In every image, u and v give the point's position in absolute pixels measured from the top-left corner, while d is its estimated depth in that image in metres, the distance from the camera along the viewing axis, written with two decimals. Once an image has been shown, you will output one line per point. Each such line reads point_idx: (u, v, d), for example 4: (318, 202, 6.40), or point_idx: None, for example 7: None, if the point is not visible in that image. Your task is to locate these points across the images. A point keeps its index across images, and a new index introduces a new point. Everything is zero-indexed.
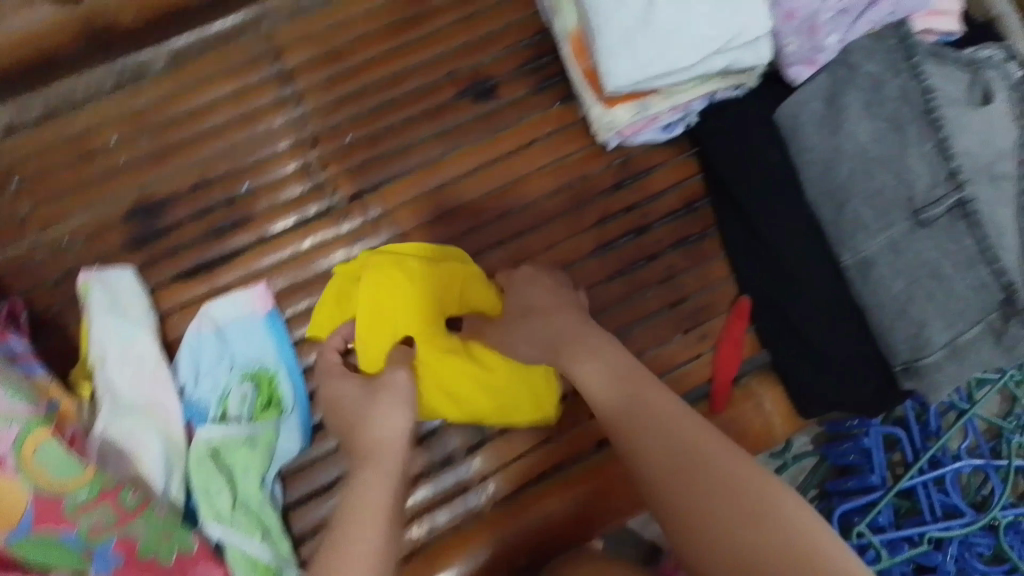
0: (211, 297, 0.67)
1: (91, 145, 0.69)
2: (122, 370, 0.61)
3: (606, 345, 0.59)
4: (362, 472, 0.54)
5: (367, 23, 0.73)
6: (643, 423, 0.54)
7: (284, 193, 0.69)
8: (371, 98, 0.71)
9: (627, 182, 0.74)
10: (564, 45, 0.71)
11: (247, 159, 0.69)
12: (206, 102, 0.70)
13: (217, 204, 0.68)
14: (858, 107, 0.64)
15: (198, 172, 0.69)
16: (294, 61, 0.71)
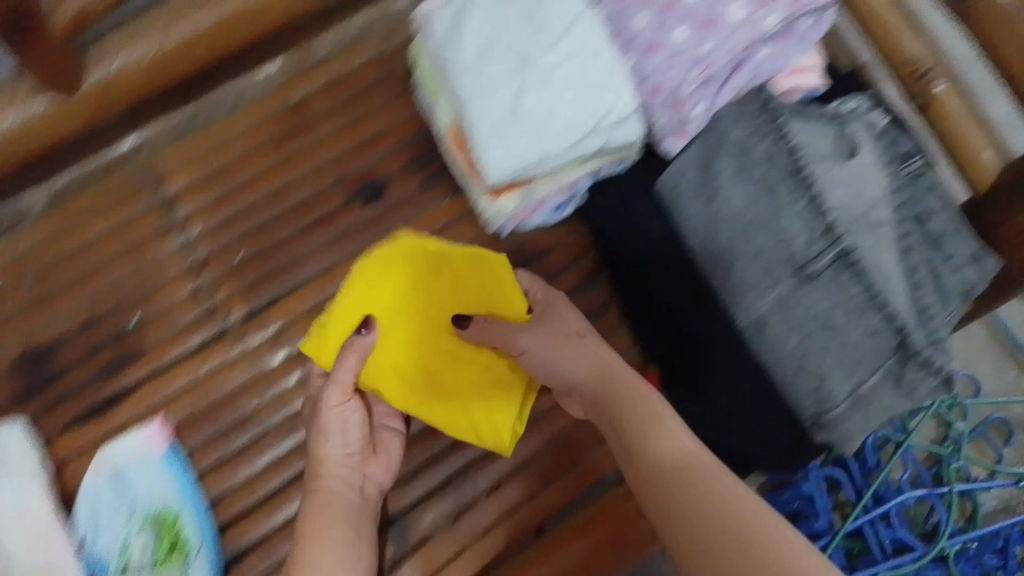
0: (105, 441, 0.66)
1: None
2: (14, 537, 0.62)
3: (631, 381, 0.60)
4: (324, 507, 0.58)
5: (248, 140, 0.73)
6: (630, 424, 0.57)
7: (177, 320, 0.69)
8: (258, 214, 0.71)
9: (527, 265, 0.75)
10: (443, 140, 0.72)
11: (137, 292, 0.70)
12: (90, 240, 0.70)
13: (106, 341, 0.69)
14: (729, 173, 0.65)
15: (88, 309, 0.69)
16: (177, 187, 0.72)
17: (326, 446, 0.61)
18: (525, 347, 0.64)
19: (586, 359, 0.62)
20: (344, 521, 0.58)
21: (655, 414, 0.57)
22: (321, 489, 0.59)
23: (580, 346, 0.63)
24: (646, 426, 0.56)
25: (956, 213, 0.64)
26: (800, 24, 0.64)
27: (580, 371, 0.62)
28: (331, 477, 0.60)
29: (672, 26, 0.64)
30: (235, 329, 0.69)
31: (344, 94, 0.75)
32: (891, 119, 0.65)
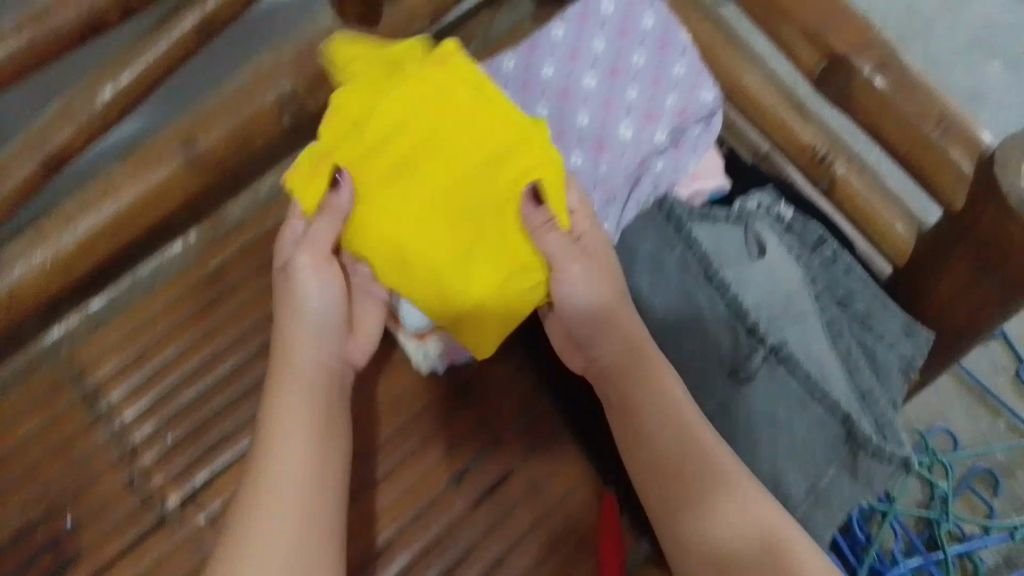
0: None
1: None
2: None
3: (659, 369, 0.58)
4: (289, 412, 0.55)
5: (169, 317, 0.72)
6: (664, 445, 0.56)
7: (111, 515, 0.66)
8: (186, 392, 0.70)
9: (462, 404, 0.73)
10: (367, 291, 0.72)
11: (67, 491, 0.67)
12: (16, 444, 0.68)
13: (40, 549, 0.65)
14: (647, 286, 0.66)
15: (17, 520, 0.66)
16: (101, 376, 0.70)
17: (303, 343, 0.58)
18: (568, 291, 0.58)
19: (620, 331, 0.59)
20: (310, 429, 0.55)
21: (701, 444, 0.56)
22: (290, 390, 0.56)
23: (614, 321, 0.59)
24: (691, 464, 0.55)
25: (877, 289, 0.65)
26: (690, 132, 0.69)
27: (615, 343, 0.59)
28: (304, 378, 0.57)
29: (567, 154, 0.68)
30: (174, 514, 0.67)
31: (262, 256, 0.75)
32: (794, 212, 0.68)
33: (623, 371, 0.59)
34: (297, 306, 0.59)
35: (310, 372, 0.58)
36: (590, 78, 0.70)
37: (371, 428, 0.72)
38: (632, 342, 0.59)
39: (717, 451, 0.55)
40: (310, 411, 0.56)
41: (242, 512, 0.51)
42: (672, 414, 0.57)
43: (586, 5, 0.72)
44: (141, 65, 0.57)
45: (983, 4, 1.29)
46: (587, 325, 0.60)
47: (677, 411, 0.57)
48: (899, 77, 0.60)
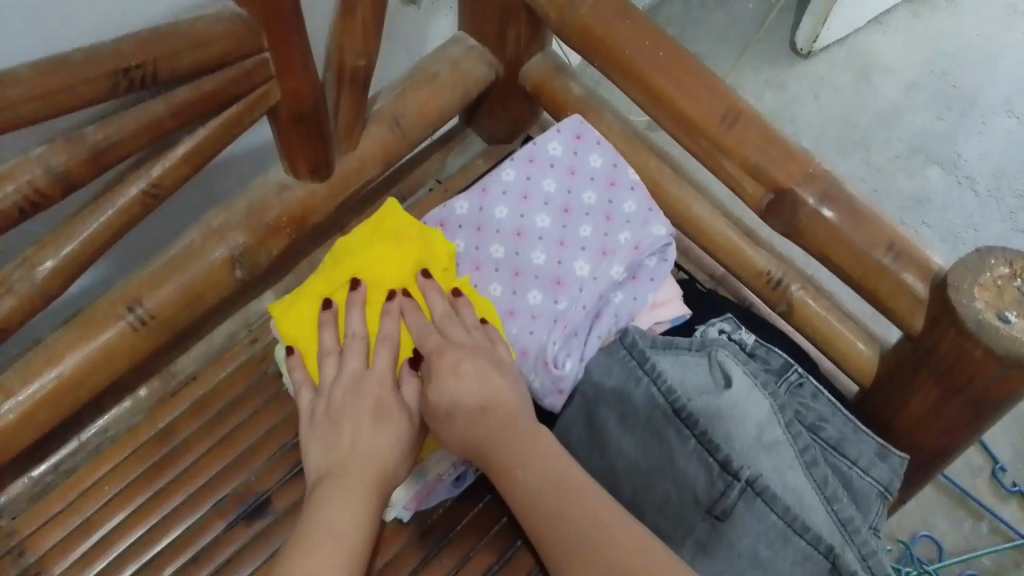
0: None
1: None
2: None
3: (540, 441, 0.56)
4: (345, 455, 0.56)
5: (115, 480, 0.68)
6: (557, 524, 0.51)
7: None
8: (132, 562, 0.65)
9: (432, 553, 0.69)
10: None
11: None
12: None
13: None
14: (614, 423, 0.65)
15: None
16: (42, 549, 0.65)
17: (373, 436, 0.57)
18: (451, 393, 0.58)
19: (498, 409, 0.57)
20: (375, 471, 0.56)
21: (600, 503, 0.52)
22: (343, 490, 0.54)
23: (498, 385, 0.59)
24: (601, 537, 0.49)
25: (846, 415, 0.65)
26: (646, 265, 0.71)
27: (484, 424, 0.57)
28: (355, 464, 0.55)
29: (526, 291, 0.69)
30: None
31: (215, 409, 0.72)
32: (754, 343, 0.68)
33: (499, 453, 0.56)
34: (387, 408, 0.59)
35: (363, 469, 0.55)
36: (543, 217, 0.73)
37: None
38: (512, 418, 0.57)
39: (605, 509, 0.51)
40: (357, 497, 0.53)
41: (309, 532, 0.51)
42: (568, 477, 0.53)
43: (534, 147, 0.76)
44: (85, 234, 0.60)
45: (914, 112, 1.35)
46: (482, 413, 0.57)
47: (577, 477, 0.53)
48: (842, 207, 0.62)
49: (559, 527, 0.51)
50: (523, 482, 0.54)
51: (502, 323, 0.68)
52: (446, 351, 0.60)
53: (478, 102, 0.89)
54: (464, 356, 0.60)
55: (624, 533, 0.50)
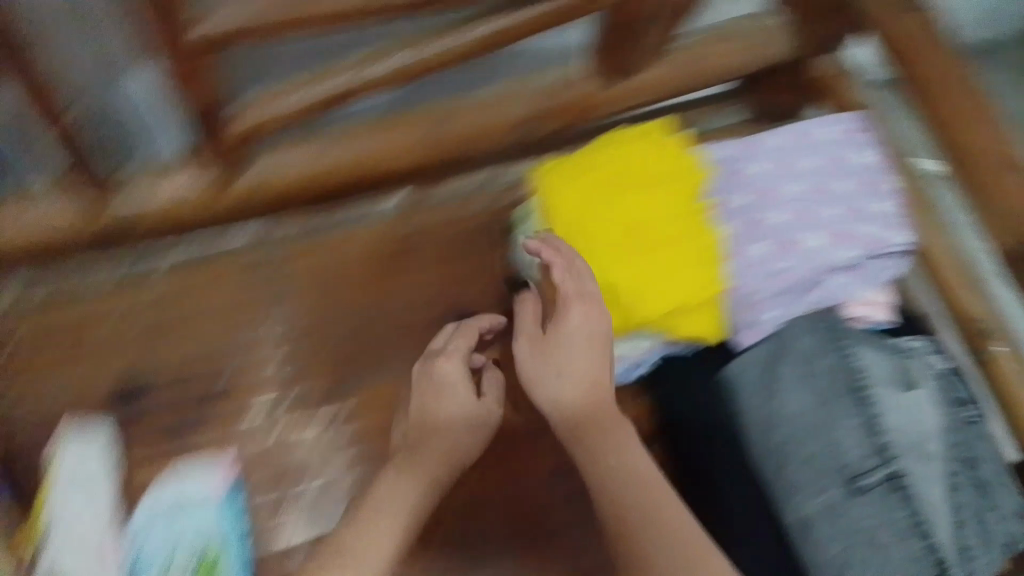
0: (173, 466, 0.76)
1: (96, 330, 0.80)
2: (69, 539, 0.69)
3: (626, 435, 0.64)
4: (424, 427, 0.72)
5: (365, 250, 0.86)
6: (629, 516, 0.59)
7: (268, 385, 0.81)
8: (353, 314, 0.84)
9: None
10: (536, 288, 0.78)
11: (244, 354, 0.82)
12: (208, 304, 0.82)
13: (206, 388, 0.80)
14: (792, 376, 0.70)
15: (192, 359, 0.81)
16: (299, 270, 0.85)
17: (440, 415, 0.72)
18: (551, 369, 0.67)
19: (577, 384, 0.66)
20: (445, 438, 0.71)
21: (668, 505, 0.60)
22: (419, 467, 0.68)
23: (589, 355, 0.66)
24: (655, 535, 0.58)
25: (1003, 465, 0.69)
26: (876, 262, 0.74)
27: (573, 400, 0.66)
28: (430, 442, 0.70)
29: (752, 241, 0.73)
30: (315, 400, 0.81)
31: (449, 233, 0.87)
32: (947, 369, 0.71)
33: (586, 434, 0.64)
34: (450, 386, 0.74)
35: (434, 452, 0.69)
36: (794, 183, 0.74)
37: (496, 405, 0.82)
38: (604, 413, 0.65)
39: (665, 512, 0.59)
40: (415, 473, 0.67)
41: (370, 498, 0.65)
42: (638, 479, 0.62)
43: (804, 127, 0.77)
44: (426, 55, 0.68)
45: None
46: (584, 389, 0.66)
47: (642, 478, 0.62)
48: None
49: (625, 519, 0.60)
50: (605, 467, 0.62)
51: (726, 260, 0.72)
52: (563, 325, 0.67)
53: (763, 76, 0.92)
54: (585, 329, 0.67)
55: (687, 542, 0.58)
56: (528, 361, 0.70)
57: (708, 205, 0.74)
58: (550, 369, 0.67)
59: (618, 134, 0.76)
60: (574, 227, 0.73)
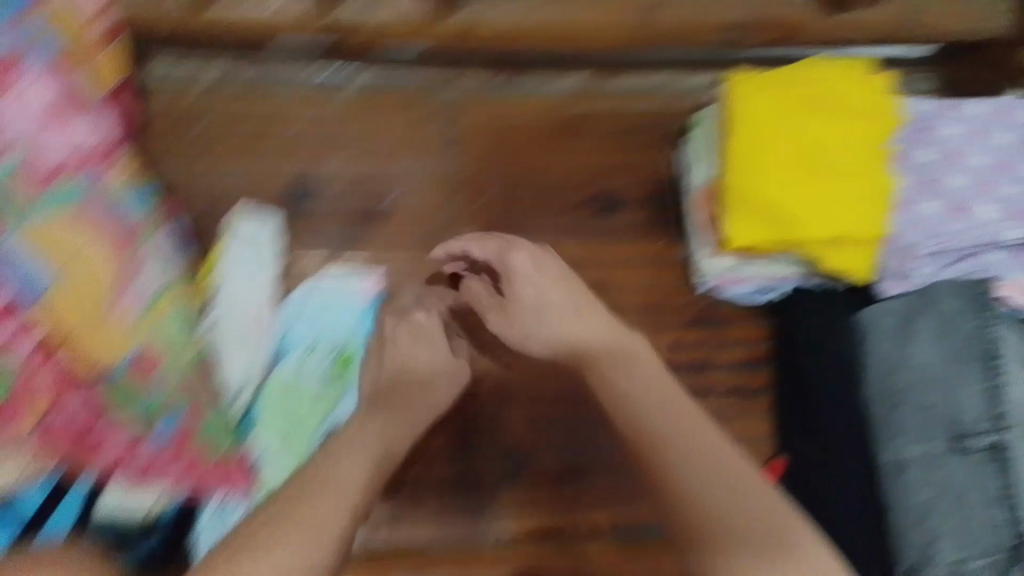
0: (327, 266, 0.78)
1: (267, 126, 0.80)
2: (235, 298, 0.72)
3: (629, 350, 0.56)
4: (398, 369, 0.65)
5: (535, 117, 0.84)
6: (656, 433, 0.51)
7: (415, 222, 0.80)
8: (512, 175, 0.83)
9: (709, 323, 0.82)
10: (693, 193, 0.79)
11: (401, 184, 0.81)
12: (377, 128, 0.82)
13: (356, 206, 0.80)
14: (928, 332, 0.73)
15: (351, 177, 0.81)
16: (465, 122, 0.83)
17: (414, 358, 0.65)
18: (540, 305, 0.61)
19: (564, 318, 0.59)
20: (428, 375, 0.65)
21: (699, 424, 0.51)
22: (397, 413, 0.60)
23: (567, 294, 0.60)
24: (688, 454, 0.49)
25: None
26: None
27: (564, 332, 0.59)
28: (401, 392, 0.63)
29: (926, 198, 0.74)
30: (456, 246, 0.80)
31: (622, 120, 0.84)
32: None
33: (596, 365, 0.56)
34: (428, 337, 0.67)
35: (412, 398, 0.62)
36: (983, 153, 0.74)
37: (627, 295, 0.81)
38: (601, 345, 0.57)
39: (692, 440, 0.50)
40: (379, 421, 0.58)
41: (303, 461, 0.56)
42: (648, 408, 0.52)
43: (1010, 104, 0.76)
44: None
45: None
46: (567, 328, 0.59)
47: (656, 405, 0.52)
48: None
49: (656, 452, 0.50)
50: (616, 386, 0.54)
51: (896, 208, 0.74)
52: (528, 282, 0.62)
53: (965, 52, 0.90)
54: (541, 293, 0.61)
55: (726, 463, 0.49)
56: (507, 319, 0.64)
57: (892, 152, 0.75)
58: (526, 313, 0.62)
59: (819, 66, 0.76)
60: (745, 139, 0.74)
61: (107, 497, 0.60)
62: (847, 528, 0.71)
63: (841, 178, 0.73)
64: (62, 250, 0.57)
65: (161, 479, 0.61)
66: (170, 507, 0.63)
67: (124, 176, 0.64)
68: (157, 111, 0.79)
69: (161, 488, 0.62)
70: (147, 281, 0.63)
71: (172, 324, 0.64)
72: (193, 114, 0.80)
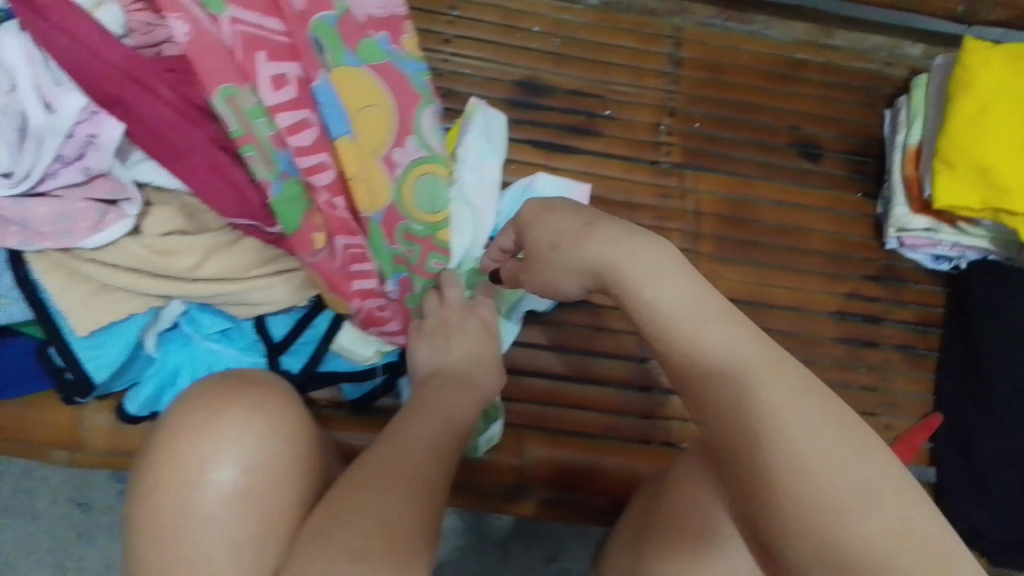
0: (544, 168, 0.86)
1: (519, 24, 0.89)
2: (471, 177, 0.77)
3: (668, 264, 0.51)
4: (447, 363, 0.65)
5: (753, 60, 0.94)
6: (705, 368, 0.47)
7: (636, 133, 0.89)
8: (724, 109, 0.92)
9: (886, 281, 0.88)
10: (899, 153, 0.87)
11: (629, 98, 0.90)
12: (613, 46, 0.91)
13: (584, 110, 0.88)
14: None
15: (586, 84, 0.89)
16: (688, 54, 0.93)
17: (472, 344, 0.66)
18: (557, 244, 0.55)
19: (576, 262, 0.54)
20: (485, 355, 0.67)
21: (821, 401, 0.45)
22: (455, 384, 0.62)
23: (571, 234, 0.55)
24: (739, 391, 0.46)
25: None
26: None
27: (591, 267, 0.53)
28: (460, 372, 0.64)
29: None
30: (666, 165, 0.88)
31: (829, 77, 0.95)
32: None
33: (624, 286, 0.51)
34: (478, 328, 0.68)
35: (473, 392, 0.63)
36: None
37: (812, 239, 0.89)
38: (667, 316, 0.49)
39: (815, 435, 0.43)
40: (440, 405, 0.60)
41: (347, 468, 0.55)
42: (752, 411, 0.45)
43: None
44: None
45: None
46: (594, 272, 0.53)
47: (756, 400, 0.45)
48: None
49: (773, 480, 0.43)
50: (668, 318, 0.49)
51: None
52: (539, 226, 0.57)
53: None
54: (553, 226, 0.56)
55: (782, 398, 0.45)
56: (530, 271, 0.58)
57: None
58: (546, 258, 0.56)
59: None
60: (963, 96, 0.80)
61: (345, 332, 0.71)
62: (994, 479, 0.77)
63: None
64: (353, 99, 0.65)
65: (387, 326, 0.70)
66: (391, 353, 0.73)
67: (414, 46, 0.72)
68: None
69: (387, 335, 0.71)
70: (419, 146, 0.70)
71: (420, 196, 0.70)
72: (449, 2, 0.88)
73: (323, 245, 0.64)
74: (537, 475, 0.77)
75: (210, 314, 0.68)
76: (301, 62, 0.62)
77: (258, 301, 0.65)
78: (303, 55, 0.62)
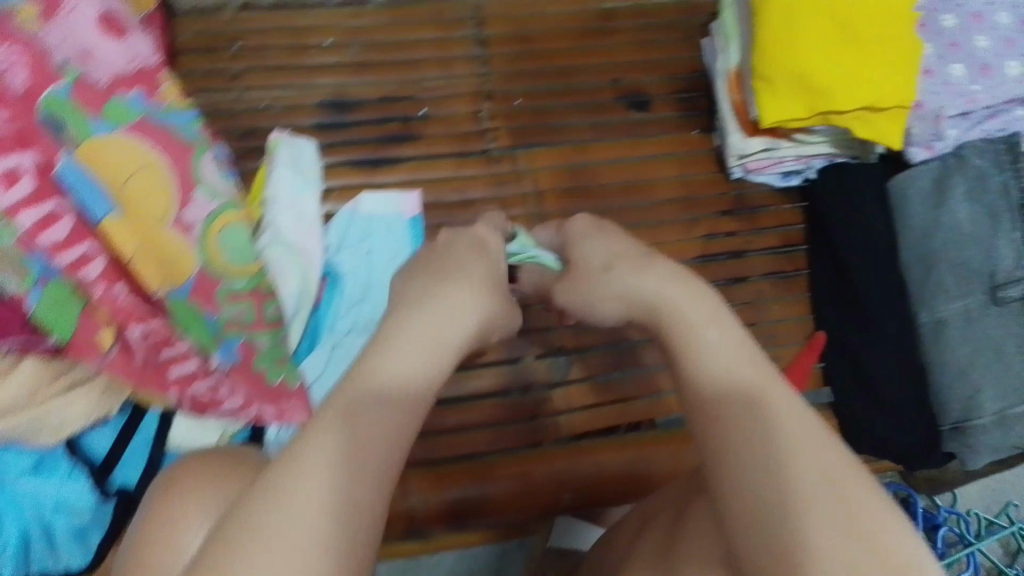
0: (366, 188, 0.80)
1: (307, 42, 0.84)
2: (287, 217, 0.73)
3: (714, 309, 0.50)
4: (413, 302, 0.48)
5: (560, 21, 0.90)
6: (749, 382, 0.45)
7: (455, 125, 0.84)
8: (542, 79, 0.88)
9: (740, 213, 0.86)
10: (721, 79, 0.84)
11: (440, 92, 0.85)
12: (412, 41, 0.86)
13: (396, 117, 0.83)
14: (961, 190, 0.76)
15: (391, 88, 0.84)
16: (492, 31, 0.88)
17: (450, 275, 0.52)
18: (591, 263, 0.59)
19: (609, 284, 0.56)
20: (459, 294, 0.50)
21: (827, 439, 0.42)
22: (398, 334, 0.45)
23: (602, 249, 0.59)
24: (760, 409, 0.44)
25: None
26: None
27: (622, 302, 0.54)
28: (434, 307, 0.48)
29: (950, 63, 0.76)
30: (495, 150, 0.84)
31: (644, 20, 0.92)
32: None
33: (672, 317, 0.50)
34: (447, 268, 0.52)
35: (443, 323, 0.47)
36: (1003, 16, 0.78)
37: (661, 188, 0.85)
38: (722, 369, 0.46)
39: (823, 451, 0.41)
40: (418, 354, 0.45)
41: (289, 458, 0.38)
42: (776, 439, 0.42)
43: None
44: None
45: None
46: (624, 307, 0.54)
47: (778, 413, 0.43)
48: None
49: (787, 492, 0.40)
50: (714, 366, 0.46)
51: (920, 74, 0.76)
52: (582, 245, 0.61)
53: None
54: (596, 249, 0.59)
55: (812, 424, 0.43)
56: (570, 290, 0.60)
57: (916, 15, 0.76)
58: (597, 276, 0.57)
59: None
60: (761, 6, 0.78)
61: (176, 428, 0.65)
62: (885, 383, 0.76)
63: (865, 45, 0.75)
64: (114, 169, 0.57)
65: (223, 406, 0.64)
66: (240, 433, 0.66)
67: (176, 95, 0.65)
68: (188, 43, 0.82)
69: (225, 416, 0.64)
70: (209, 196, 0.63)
71: (226, 249, 0.64)
72: (229, 38, 0.82)
73: (112, 341, 0.57)
74: (430, 516, 0.70)
75: (12, 451, 0.61)
76: (34, 149, 0.53)
77: (57, 423, 0.60)
78: (37, 141, 0.53)
